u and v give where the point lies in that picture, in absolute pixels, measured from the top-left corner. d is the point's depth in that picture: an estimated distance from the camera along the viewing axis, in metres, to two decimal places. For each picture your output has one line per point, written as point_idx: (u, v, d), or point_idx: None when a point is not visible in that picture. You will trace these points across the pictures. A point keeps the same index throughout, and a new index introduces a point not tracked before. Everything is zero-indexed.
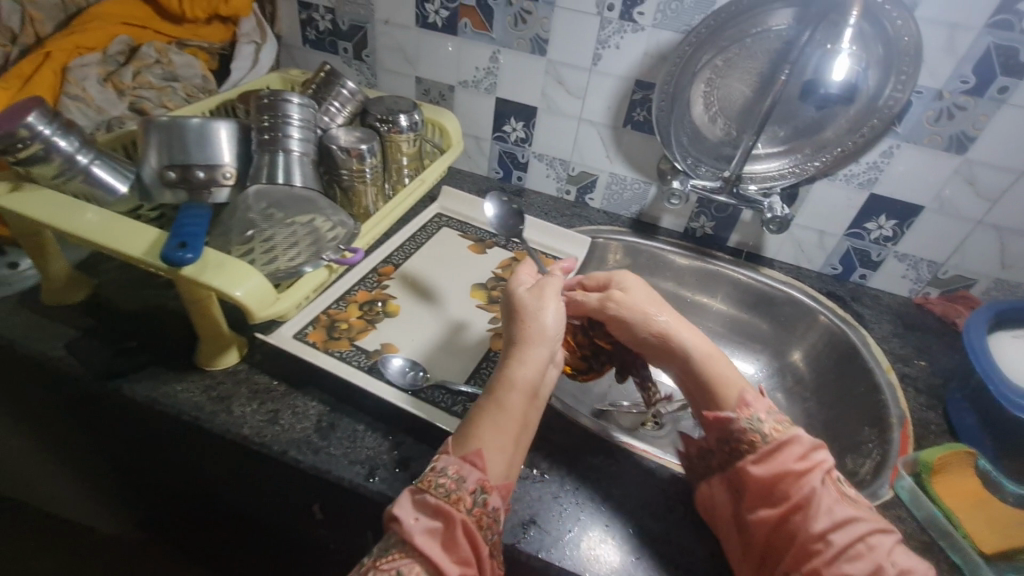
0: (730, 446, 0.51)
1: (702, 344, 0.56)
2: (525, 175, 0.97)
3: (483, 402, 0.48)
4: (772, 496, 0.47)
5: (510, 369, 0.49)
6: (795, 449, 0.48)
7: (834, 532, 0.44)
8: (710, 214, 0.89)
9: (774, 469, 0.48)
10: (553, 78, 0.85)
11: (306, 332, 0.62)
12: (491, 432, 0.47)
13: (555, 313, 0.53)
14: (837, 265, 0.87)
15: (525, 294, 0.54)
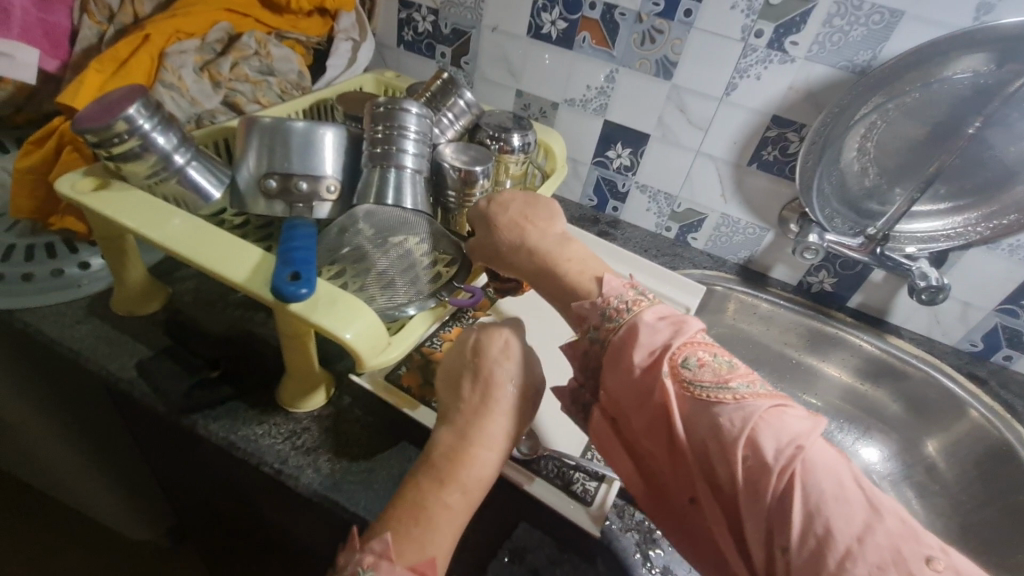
0: (590, 360, 0.44)
1: (555, 244, 0.49)
2: (621, 205, 0.89)
3: (426, 492, 0.37)
4: (643, 403, 0.40)
5: (467, 462, 0.39)
6: (643, 341, 0.40)
7: (709, 417, 0.36)
8: (834, 269, 0.79)
9: (623, 379, 0.40)
10: (674, 105, 0.76)
11: (399, 374, 0.54)
12: (450, 537, 0.36)
13: (524, 412, 0.43)
14: (977, 341, 0.76)
15: (511, 365, 0.43)
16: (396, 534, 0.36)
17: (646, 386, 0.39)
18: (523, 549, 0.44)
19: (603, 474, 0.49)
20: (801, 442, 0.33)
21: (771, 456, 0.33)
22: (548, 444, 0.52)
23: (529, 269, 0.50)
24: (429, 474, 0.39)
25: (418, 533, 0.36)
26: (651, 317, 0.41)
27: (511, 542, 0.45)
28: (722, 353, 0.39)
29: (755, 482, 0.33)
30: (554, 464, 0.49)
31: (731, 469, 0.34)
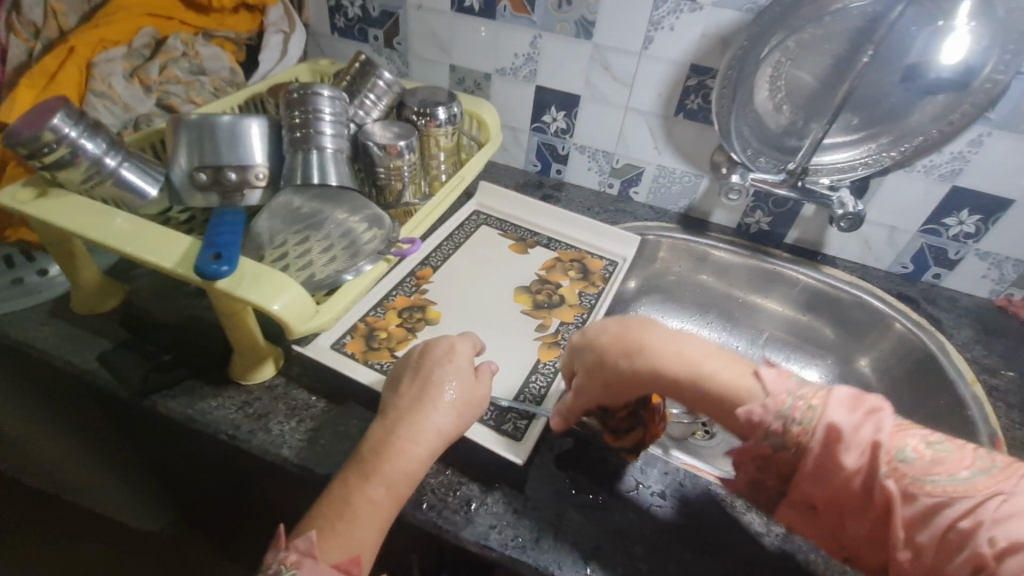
0: (772, 442, 0.39)
1: (682, 351, 0.45)
2: (564, 167, 0.92)
3: (352, 486, 0.42)
4: (849, 493, 0.37)
5: (393, 460, 0.43)
6: (847, 445, 0.37)
7: (953, 514, 0.34)
8: (768, 208, 0.82)
9: (820, 480, 0.37)
10: (598, 64, 0.79)
11: (343, 343, 0.59)
12: (367, 532, 0.41)
13: (462, 412, 0.47)
14: (907, 263, 0.80)
15: (467, 382, 0.49)
16: (321, 529, 0.41)
17: (841, 483, 0.37)
18: (457, 483, 0.49)
19: (531, 412, 0.54)
20: (1003, 492, 0.33)
21: (1018, 510, 0.32)
22: None
23: (657, 381, 0.45)
24: (360, 469, 0.43)
25: (341, 527, 0.41)
26: (836, 408, 0.38)
27: (448, 478, 0.49)
28: (932, 435, 0.38)
29: (949, 549, 0.34)
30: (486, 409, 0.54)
31: (938, 538, 0.34)
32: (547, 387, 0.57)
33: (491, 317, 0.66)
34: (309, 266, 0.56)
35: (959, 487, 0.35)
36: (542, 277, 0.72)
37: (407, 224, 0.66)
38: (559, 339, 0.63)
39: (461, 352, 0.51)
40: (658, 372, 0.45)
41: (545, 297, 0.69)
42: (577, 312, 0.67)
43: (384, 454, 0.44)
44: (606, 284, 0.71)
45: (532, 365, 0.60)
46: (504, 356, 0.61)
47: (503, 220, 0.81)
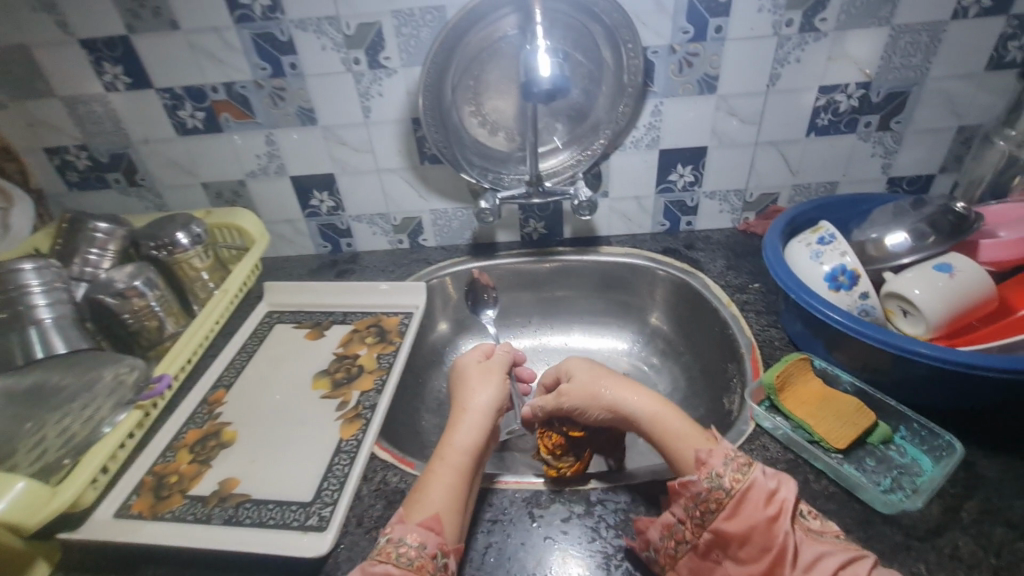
0: (699, 509, 0.46)
1: (660, 406, 0.54)
2: (352, 239, 0.94)
3: (429, 464, 0.51)
4: (767, 540, 0.43)
5: (449, 438, 0.52)
6: (768, 495, 0.45)
7: (839, 562, 0.42)
8: (537, 215, 0.89)
9: (749, 521, 0.44)
10: (334, 141, 0.83)
11: (128, 506, 0.55)
12: (443, 494, 0.48)
13: (498, 385, 0.58)
14: (664, 221, 0.90)
15: (476, 367, 0.60)
16: (405, 507, 0.48)
17: (761, 517, 0.44)
18: None
19: (335, 497, 0.55)
20: None
21: None
22: (284, 494, 0.56)
23: (640, 425, 0.54)
24: (436, 451, 0.52)
25: (419, 499, 0.48)
26: (761, 473, 0.46)
27: None
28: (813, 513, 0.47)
29: None
30: (291, 510, 0.54)
31: None
32: (351, 464, 0.58)
33: (291, 415, 0.65)
34: (67, 434, 0.54)
35: (837, 540, 0.44)
36: (340, 355, 0.73)
37: (160, 362, 0.64)
38: (360, 411, 0.64)
39: (471, 355, 0.62)
40: (655, 426, 0.53)
41: (344, 374, 0.70)
42: (376, 377, 0.69)
43: (443, 441, 0.53)
44: (403, 338, 0.75)
45: (336, 443, 0.61)
46: (306, 448, 0.60)
47: (298, 312, 0.82)
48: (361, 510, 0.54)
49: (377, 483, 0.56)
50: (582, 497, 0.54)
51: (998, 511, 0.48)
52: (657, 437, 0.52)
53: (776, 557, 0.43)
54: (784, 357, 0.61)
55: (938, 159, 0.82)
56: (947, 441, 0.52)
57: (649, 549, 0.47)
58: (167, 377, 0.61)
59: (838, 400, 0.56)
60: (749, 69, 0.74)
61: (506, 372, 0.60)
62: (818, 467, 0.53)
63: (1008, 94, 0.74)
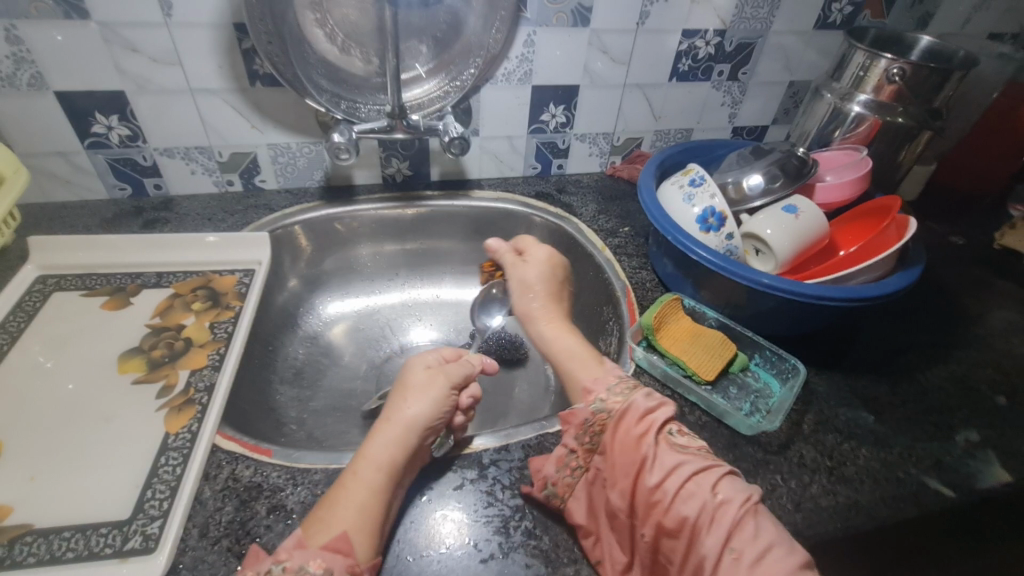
0: (589, 436, 0.47)
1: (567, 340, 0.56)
2: (162, 179, 0.74)
3: (341, 481, 0.44)
4: (629, 457, 0.44)
5: (366, 452, 0.46)
6: (642, 415, 0.46)
7: (692, 469, 0.42)
8: (401, 154, 0.79)
9: (620, 440, 0.45)
10: (120, 45, 0.62)
11: None
12: (355, 512, 0.41)
13: (439, 399, 0.50)
14: (535, 164, 0.87)
15: (423, 373, 0.52)
16: (305, 529, 0.41)
17: (632, 436, 0.45)
18: None
19: (165, 508, 0.43)
20: (751, 494, 0.41)
21: (733, 498, 0.40)
22: (86, 515, 0.42)
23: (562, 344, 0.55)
24: (351, 466, 0.45)
25: (326, 521, 0.41)
26: (642, 396, 0.47)
27: None
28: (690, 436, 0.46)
29: (684, 510, 0.40)
30: (101, 535, 0.41)
31: (684, 505, 0.41)
32: (184, 464, 0.46)
33: (88, 412, 0.49)
34: None
35: (698, 452, 0.44)
36: (156, 327, 0.58)
37: None
38: (192, 396, 0.51)
39: (427, 356, 0.55)
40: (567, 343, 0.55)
41: (163, 351, 0.55)
42: (210, 352, 0.55)
43: (360, 457, 0.46)
44: (243, 301, 0.61)
45: (160, 441, 0.47)
46: (116, 453, 0.46)
47: (85, 275, 0.62)
48: (205, 517, 0.43)
49: (225, 480, 0.45)
50: (474, 462, 0.50)
51: (830, 421, 0.55)
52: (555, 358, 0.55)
53: (636, 471, 0.43)
54: (658, 299, 0.64)
55: (772, 110, 0.90)
56: (793, 364, 0.59)
57: (547, 486, 0.46)
58: None
59: (705, 335, 0.60)
60: (621, 3, 0.71)
61: (450, 381, 0.52)
62: (692, 400, 0.56)
63: (829, 53, 0.83)
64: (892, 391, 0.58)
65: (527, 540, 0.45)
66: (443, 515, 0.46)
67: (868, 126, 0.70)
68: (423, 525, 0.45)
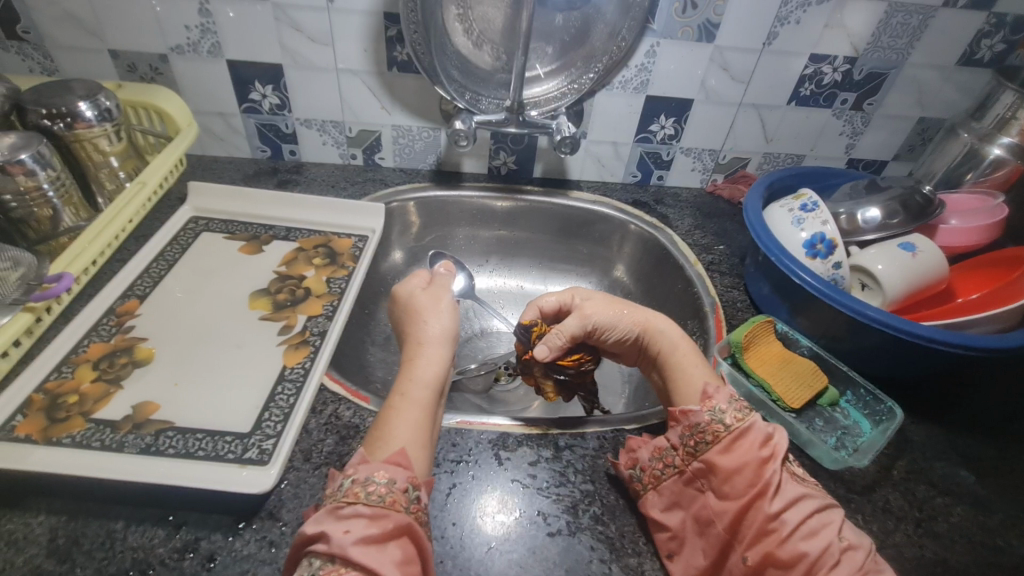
0: (694, 438, 0.46)
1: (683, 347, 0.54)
2: (297, 147, 0.83)
3: (389, 403, 0.47)
4: (751, 477, 0.43)
5: (409, 373, 0.49)
6: (769, 440, 0.45)
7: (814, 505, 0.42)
8: (509, 148, 0.83)
9: (737, 457, 0.44)
10: (287, 24, 0.70)
11: (12, 426, 0.46)
12: (411, 430, 0.45)
13: (453, 316, 0.55)
14: (636, 172, 0.88)
15: (423, 293, 0.57)
16: (366, 447, 0.44)
17: (755, 457, 0.44)
18: (196, 539, 0.42)
19: (279, 429, 0.48)
20: (870, 543, 0.41)
21: (860, 542, 0.41)
22: (216, 422, 0.48)
23: (674, 357, 0.53)
24: (397, 387, 0.48)
25: (382, 437, 0.44)
26: (761, 418, 0.46)
27: (181, 539, 0.42)
28: (798, 471, 0.46)
29: (808, 547, 0.40)
30: (224, 442, 0.47)
31: (807, 541, 0.40)
32: (298, 393, 0.51)
33: (222, 336, 0.56)
34: None
35: (817, 489, 0.44)
36: (282, 274, 0.65)
37: (58, 258, 0.54)
38: (308, 337, 0.57)
39: (412, 282, 0.59)
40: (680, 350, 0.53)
41: (287, 295, 0.62)
42: (326, 302, 0.61)
43: (402, 378, 0.49)
44: (357, 263, 0.67)
45: (277, 373, 0.53)
46: (244, 375, 0.53)
47: (228, 221, 0.71)
48: (309, 445, 0.48)
49: (328, 416, 0.51)
50: (549, 442, 0.52)
51: (922, 471, 0.52)
52: (670, 360, 0.53)
53: (756, 494, 0.42)
54: (750, 319, 0.63)
55: (895, 145, 0.85)
56: (888, 407, 0.55)
57: (636, 467, 0.48)
58: (68, 277, 0.52)
59: (794, 362, 0.59)
60: (751, 22, 0.71)
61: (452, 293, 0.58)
62: (772, 424, 0.55)
63: (970, 90, 0.78)
64: (998, 454, 0.55)
65: (594, 525, 0.46)
66: (516, 485, 0.48)
67: (1007, 171, 0.66)
68: (495, 491, 0.48)
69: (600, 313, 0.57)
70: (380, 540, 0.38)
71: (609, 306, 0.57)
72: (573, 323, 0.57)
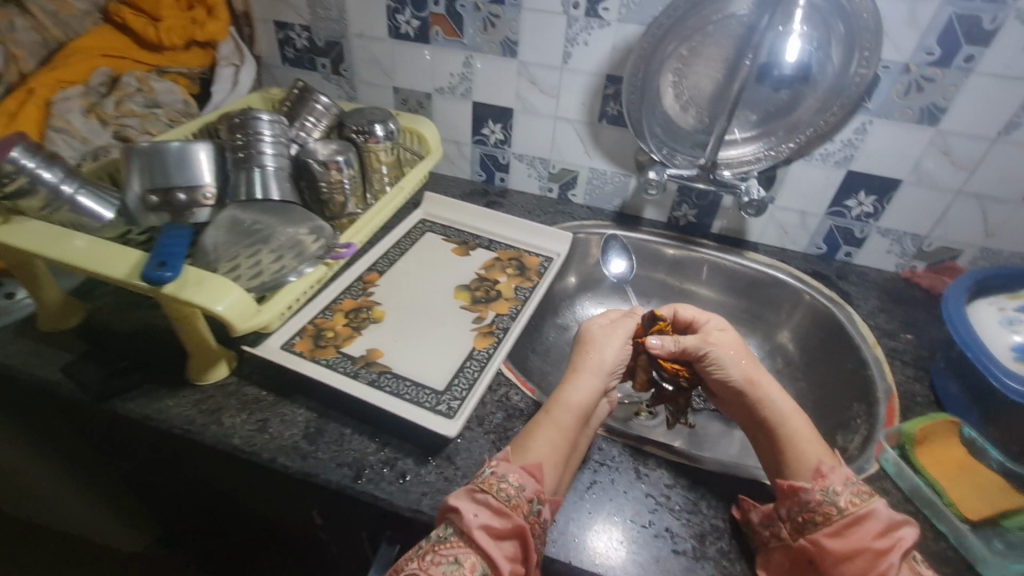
0: (803, 516, 0.47)
1: (797, 416, 0.53)
2: (507, 176, 0.99)
3: (540, 416, 0.53)
4: (865, 567, 0.43)
5: (562, 396, 0.55)
6: (893, 532, 0.44)
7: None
8: (692, 202, 0.89)
9: (849, 542, 0.44)
10: (526, 78, 0.86)
11: (293, 342, 0.64)
12: (550, 448, 0.51)
13: (619, 349, 0.59)
14: (821, 244, 0.87)
15: (601, 324, 0.61)
16: (512, 449, 0.51)
17: (869, 547, 0.43)
18: (394, 458, 0.54)
19: (464, 394, 0.59)
20: None
21: None
22: (420, 375, 0.62)
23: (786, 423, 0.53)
24: (549, 405, 0.54)
25: (526, 445, 0.51)
26: (883, 503, 0.46)
27: (386, 455, 0.54)
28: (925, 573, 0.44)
29: None
30: (425, 393, 0.59)
31: None
32: (481, 371, 0.62)
33: (431, 314, 0.71)
34: (259, 269, 0.61)
35: None
36: (481, 276, 0.78)
37: (347, 231, 0.71)
38: (494, 329, 0.69)
39: (600, 317, 0.63)
40: (794, 418, 0.53)
41: (483, 293, 0.75)
42: (511, 305, 0.73)
43: (559, 400, 0.55)
44: (540, 278, 0.78)
45: (468, 351, 0.65)
46: (443, 346, 0.66)
47: (447, 227, 0.88)
48: (484, 413, 0.59)
49: (500, 395, 0.61)
50: (688, 471, 0.55)
51: None
52: (780, 428, 0.53)
53: None
54: (932, 414, 0.59)
55: None
56: None
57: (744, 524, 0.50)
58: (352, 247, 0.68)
59: (980, 473, 0.54)
60: (987, 110, 0.68)
61: (625, 327, 0.61)
62: (939, 528, 0.52)
63: None
64: None
65: (719, 558, 0.49)
66: (650, 500, 0.53)
67: None
68: (631, 498, 0.53)
69: (719, 354, 0.58)
70: (500, 534, 0.44)
71: (734, 351, 0.59)
72: (693, 343, 0.60)
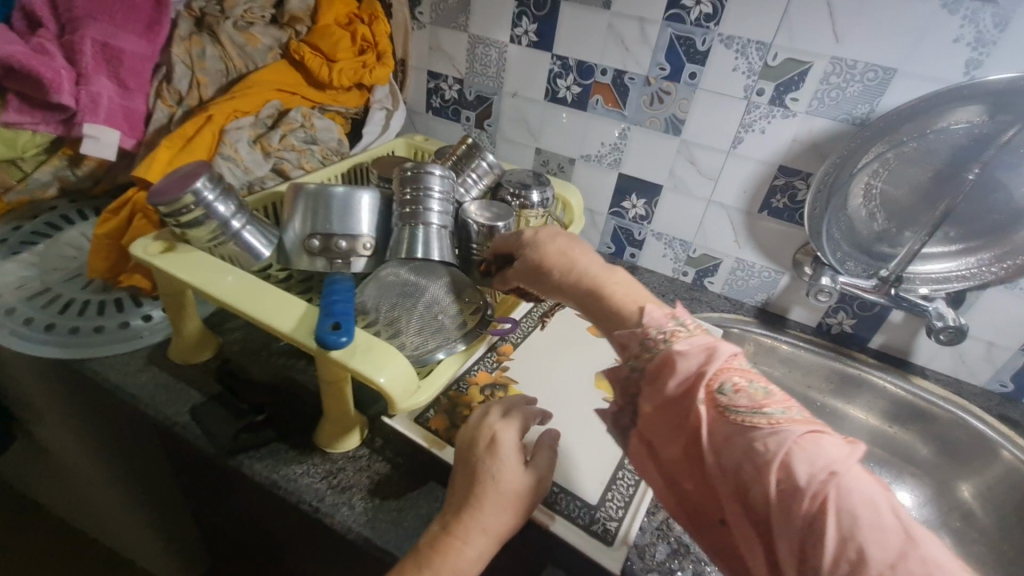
0: (629, 390, 0.42)
1: (611, 274, 0.48)
2: (639, 252, 0.93)
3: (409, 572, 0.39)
4: (683, 426, 0.38)
5: (446, 551, 0.39)
6: (679, 368, 0.38)
7: (755, 432, 0.34)
8: (852, 311, 0.80)
9: (655, 401, 0.40)
10: (685, 157, 0.81)
11: (427, 417, 0.58)
12: None
13: (532, 486, 0.43)
14: (1007, 381, 0.75)
15: (509, 450, 0.43)
16: None
17: (676, 398, 0.38)
18: None
19: (621, 514, 0.51)
20: (835, 468, 0.31)
21: (803, 480, 0.31)
22: (569, 482, 0.54)
23: (614, 299, 0.46)
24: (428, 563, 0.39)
25: None
26: (687, 345, 0.39)
27: None
28: (759, 379, 0.37)
29: (784, 504, 0.31)
30: (577, 504, 0.52)
31: (764, 490, 0.32)
32: (637, 487, 0.54)
33: (573, 404, 0.63)
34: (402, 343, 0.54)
35: (755, 411, 0.35)
36: None
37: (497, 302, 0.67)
38: None
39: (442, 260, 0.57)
40: (614, 289, 0.47)
41: None
42: None
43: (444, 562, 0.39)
44: None
45: (618, 458, 0.57)
46: (588, 449, 0.58)
47: None
48: (644, 543, 0.51)
49: (660, 522, 0.52)
50: None
51: None
52: (600, 294, 0.47)
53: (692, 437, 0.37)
54: None
55: None
56: None
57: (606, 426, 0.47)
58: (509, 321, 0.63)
59: None
60: None
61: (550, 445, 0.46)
62: None
63: None
64: None
65: None
66: None
67: None
68: None
69: (534, 242, 0.52)
70: None
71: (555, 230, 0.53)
72: (521, 270, 0.52)
